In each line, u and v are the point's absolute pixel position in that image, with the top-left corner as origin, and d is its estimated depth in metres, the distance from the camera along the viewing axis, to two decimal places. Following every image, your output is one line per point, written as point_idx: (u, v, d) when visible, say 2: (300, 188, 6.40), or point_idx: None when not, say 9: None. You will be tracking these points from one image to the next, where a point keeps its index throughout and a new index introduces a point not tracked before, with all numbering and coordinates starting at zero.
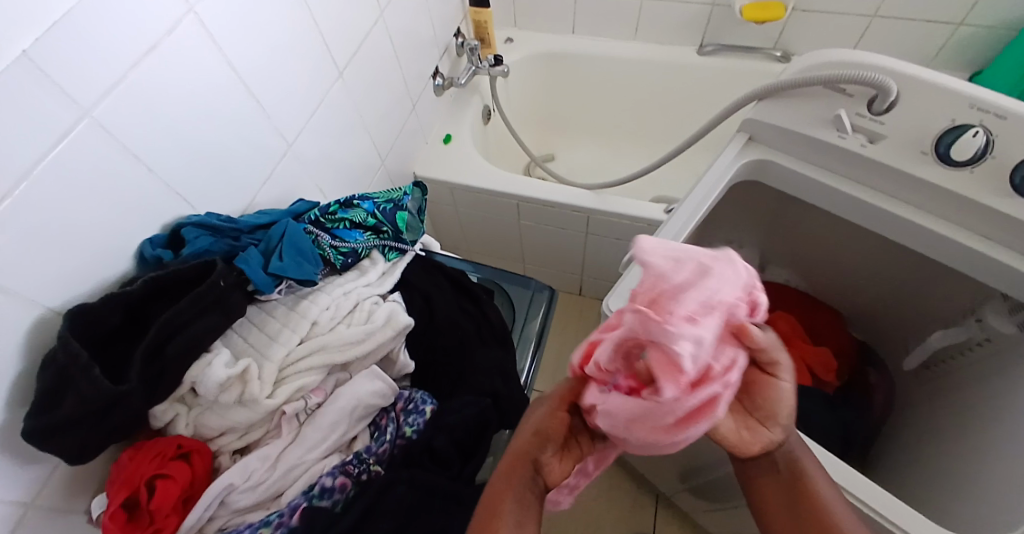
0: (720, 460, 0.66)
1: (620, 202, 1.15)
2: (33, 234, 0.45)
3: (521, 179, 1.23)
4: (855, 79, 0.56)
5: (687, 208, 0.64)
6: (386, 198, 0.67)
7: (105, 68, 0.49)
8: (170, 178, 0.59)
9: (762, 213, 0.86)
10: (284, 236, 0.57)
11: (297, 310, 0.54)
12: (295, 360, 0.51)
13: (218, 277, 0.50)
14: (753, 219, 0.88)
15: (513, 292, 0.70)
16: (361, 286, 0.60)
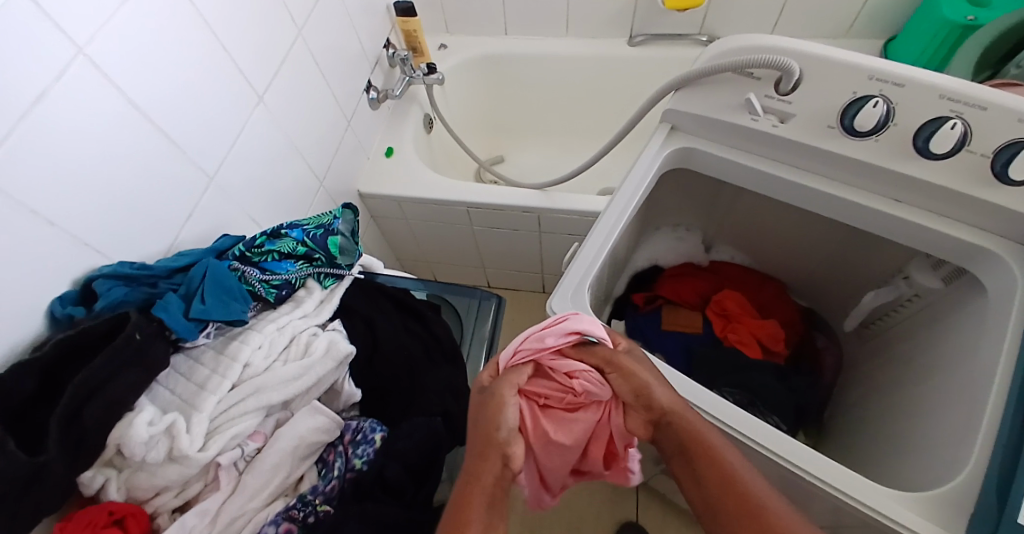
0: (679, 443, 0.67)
1: (569, 199, 1.15)
2: None
3: (468, 184, 1.21)
4: (761, 63, 0.58)
5: (621, 201, 0.65)
6: (316, 223, 0.64)
7: None
8: (79, 229, 0.56)
9: (699, 197, 0.88)
10: (205, 276, 0.55)
11: (227, 354, 0.52)
12: (228, 408, 0.49)
13: (133, 330, 0.48)
14: (692, 203, 0.90)
15: (460, 304, 0.69)
16: (296, 319, 0.58)
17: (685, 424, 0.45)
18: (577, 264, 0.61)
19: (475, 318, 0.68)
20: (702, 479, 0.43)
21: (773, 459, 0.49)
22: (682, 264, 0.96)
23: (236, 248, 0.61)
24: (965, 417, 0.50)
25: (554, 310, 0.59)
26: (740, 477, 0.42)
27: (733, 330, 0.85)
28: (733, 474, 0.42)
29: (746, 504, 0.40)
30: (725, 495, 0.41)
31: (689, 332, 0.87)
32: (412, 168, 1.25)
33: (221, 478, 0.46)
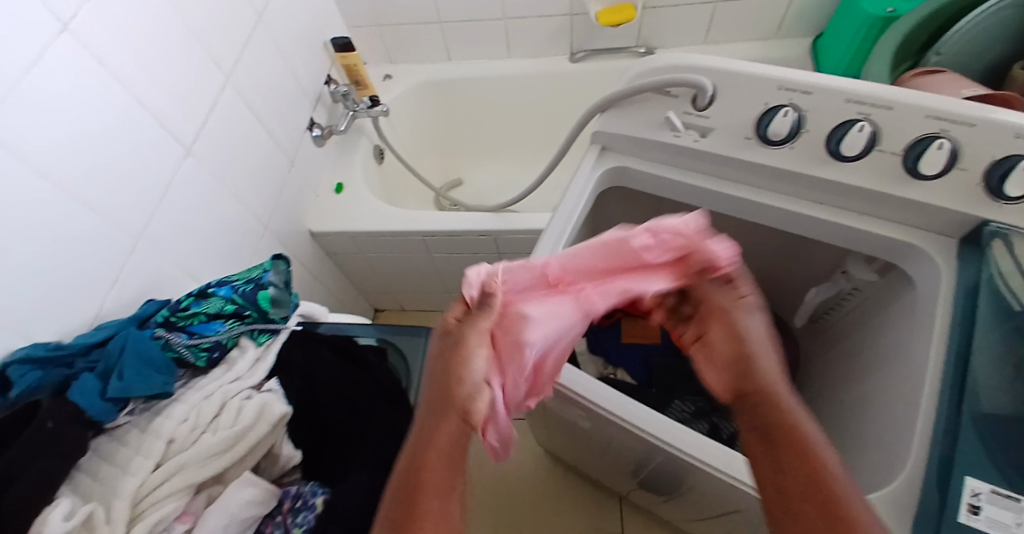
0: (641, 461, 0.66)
1: (523, 218, 1.15)
2: None
3: (420, 213, 1.20)
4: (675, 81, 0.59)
5: (557, 225, 0.64)
6: (245, 277, 0.62)
7: None
8: None
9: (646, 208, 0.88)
10: (124, 348, 0.53)
11: (149, 431, 0.49)
12: (152, 490, 0.46)
13: (43, 417, 0.44)
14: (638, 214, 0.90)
15: (404, 343, 0.66)
16: (226, 383, 0.55)
17: (782, 411, 0.41)
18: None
19: (421, 357, 0.65)
20: (776, 472, 0.38)
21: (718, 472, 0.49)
22: None
23: (160, 314, 0.58)
24: (904, 414, 0.50)
25: None
26: (830, 470, 0.37)
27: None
28: (818, 464, 0.37)
29: (830, 505, 0.35)
30: (806, 482, 0.37)
31: (647, 342, 0.87)
32: (363, 201, 1.23)
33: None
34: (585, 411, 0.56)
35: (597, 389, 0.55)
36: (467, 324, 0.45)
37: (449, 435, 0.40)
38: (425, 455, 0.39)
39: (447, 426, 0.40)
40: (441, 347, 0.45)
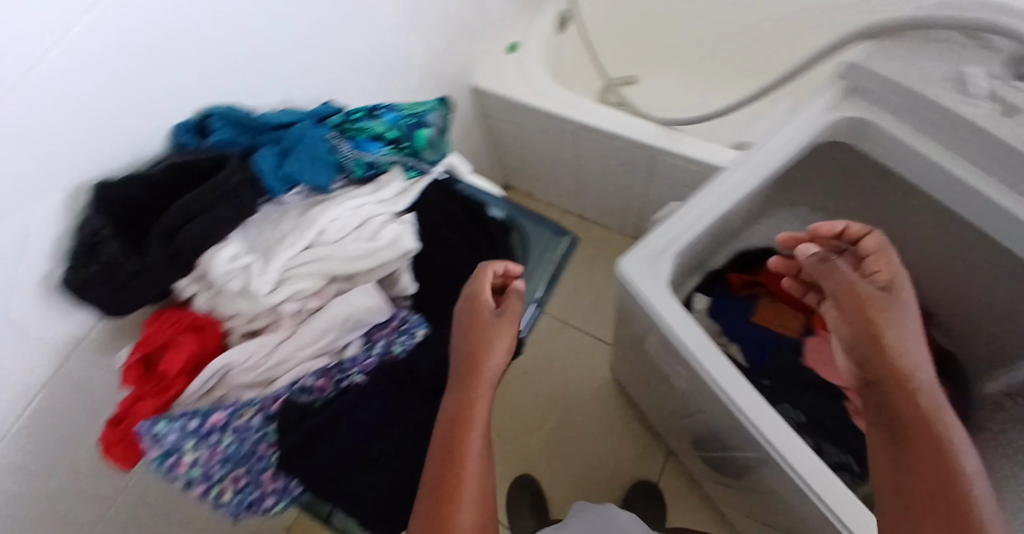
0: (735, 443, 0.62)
1: (691, 143, 1.03)
2: (33, 142, 0.42)
3: (589, 105, 1.11)
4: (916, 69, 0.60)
5: (768, 155, 0.64)
6: (411, 109, 0.62)
7: None
8: (205, 66, 0.56)
9: (854, 179, 0.76)
10: (303, 138, 0.56)
11: (307, 216, 0.54)
12: (297, 266, 0.52)
13: (233, 170, 0.50)
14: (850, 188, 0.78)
15: (532, 232, 0.64)
16: (373, 203, 0.58)
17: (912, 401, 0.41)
18: (670, 227, 0.60)
19: (544, 249, 0.64)
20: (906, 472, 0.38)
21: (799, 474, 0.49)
22: None
23: (334, 117, 0.60)
24: None
25: (627, 271, 0.59)
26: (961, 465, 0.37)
27: (836, 345, 0.74)
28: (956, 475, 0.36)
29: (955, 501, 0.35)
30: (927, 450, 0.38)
31: (785, 334, 0.78)
32: (534, 71, 1.17)
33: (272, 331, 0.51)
34: (685, 364, 0.56)
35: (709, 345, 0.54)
36: (502, 313, 0.48)
37: (476, 413, 0.41)
38: (467, 422, 0.40)
39: (484, 381, 0.43)
40: (471, 338, 0.46)
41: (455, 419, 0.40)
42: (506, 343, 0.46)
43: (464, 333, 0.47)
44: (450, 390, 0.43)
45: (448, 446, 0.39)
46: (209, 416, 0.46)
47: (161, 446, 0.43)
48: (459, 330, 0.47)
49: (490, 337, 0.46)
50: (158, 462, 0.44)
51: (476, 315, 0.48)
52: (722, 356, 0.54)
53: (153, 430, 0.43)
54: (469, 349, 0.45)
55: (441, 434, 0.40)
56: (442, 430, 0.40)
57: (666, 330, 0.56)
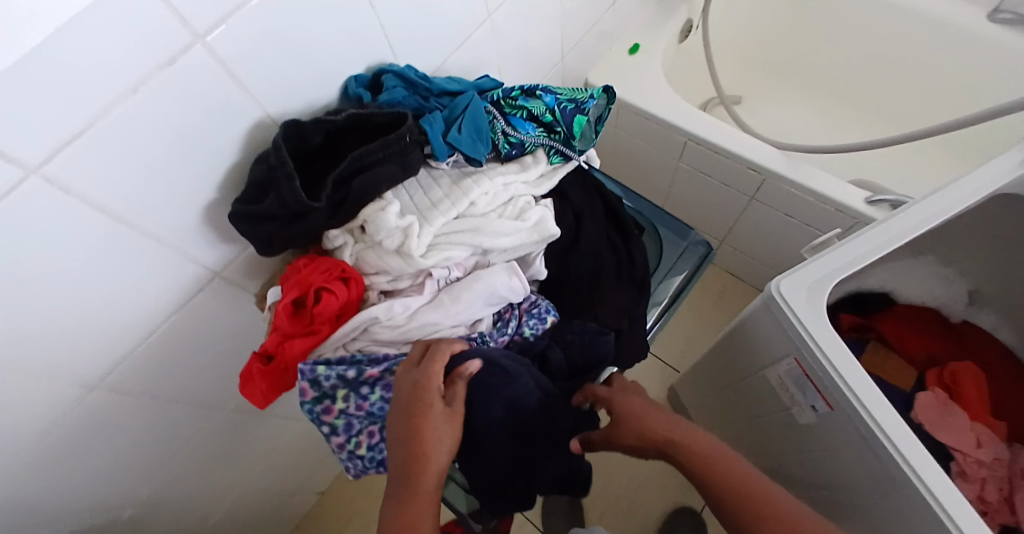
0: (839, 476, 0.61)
1: (809, 174, 0.99)
2: (240, 54, 0.47)
3: (705, 117, 1.09)
4: None
5: (945, 197, 0.62)
6: (570, 96, 0.62)
7: None
8: (388, 24, 0.59)
9: (1005, 238, 0.73)
10: (467, 109, 0.57)
11: (460, 187, 0.55)
12: (448, 232, 0.53)
13: (406, 132, 0.51)
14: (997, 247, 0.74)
15: (667, 238, 0.68)
16: (520, 183, 0.59)
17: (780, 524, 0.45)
18: (829, 258, 0.60)
19: (674, 259, 0.67)
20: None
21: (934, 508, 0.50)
22: (914, 305, 0.81)
23: (495, 92, 0.61)
24: None
25: (782, 288, 0.60)
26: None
27: (956, 406, 0.71)
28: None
29: None
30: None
31: (896, 382, 0.75)
32: (652, 75, 1.15)
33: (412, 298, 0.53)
34: (834, 393, 0.56)
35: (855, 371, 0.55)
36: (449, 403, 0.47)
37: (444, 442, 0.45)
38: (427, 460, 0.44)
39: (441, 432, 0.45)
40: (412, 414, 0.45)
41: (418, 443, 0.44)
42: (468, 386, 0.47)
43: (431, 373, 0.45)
44: (395, 419, 0.46)
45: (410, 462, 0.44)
46: (364, 371, 0.49)
47: (318, 390, 0.49)
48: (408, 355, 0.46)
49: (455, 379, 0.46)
50: (310, 406, 0.50)
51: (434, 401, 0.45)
52: (875, 388, 0.54)
53: (315, 373, 0.48)
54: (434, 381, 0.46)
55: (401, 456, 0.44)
56: (409, 418, 0.45)
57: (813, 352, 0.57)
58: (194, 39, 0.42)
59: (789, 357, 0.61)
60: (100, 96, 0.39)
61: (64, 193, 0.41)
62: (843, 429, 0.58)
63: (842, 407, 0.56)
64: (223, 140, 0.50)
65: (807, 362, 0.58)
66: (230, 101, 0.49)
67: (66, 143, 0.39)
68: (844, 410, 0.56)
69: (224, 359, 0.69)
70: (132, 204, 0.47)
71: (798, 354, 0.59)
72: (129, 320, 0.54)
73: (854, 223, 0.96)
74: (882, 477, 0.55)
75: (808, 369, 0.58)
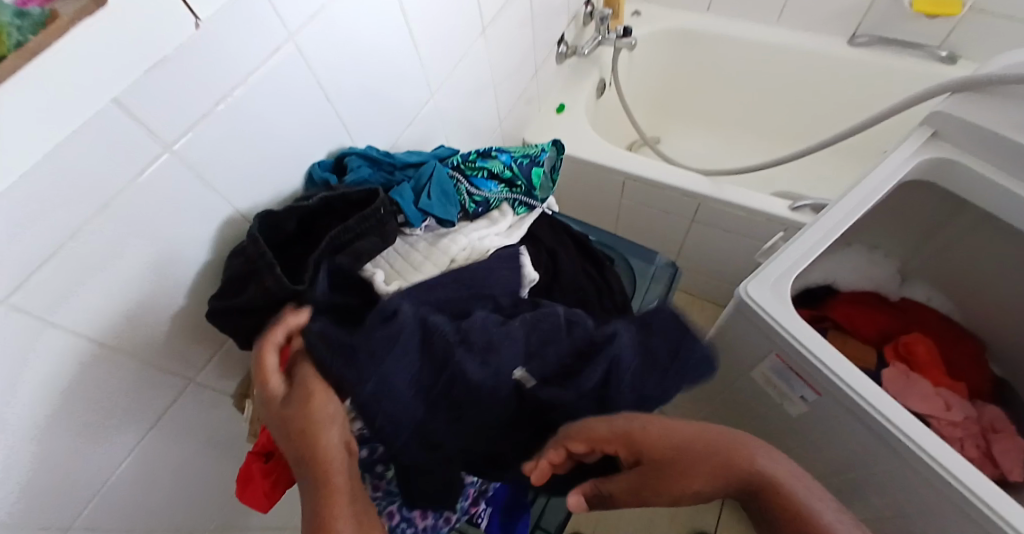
0: (848, 456, 0.64)
1: (738, 191, 1.09)
2: (207, 156, 0.47)
3: (636, 157, 1.19)
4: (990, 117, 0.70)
5: (861, 191, 0.70)
6: (523, 152, 0.67)
7: (297, 9, 0.50)
8: (343, 111, 0.62)
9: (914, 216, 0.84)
10: (432, 176, 0.61)
11: (438, 247, 0.58)
12: None
13: (380, 205, 0.53)
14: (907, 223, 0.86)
15: (638, 264, 0.73)
16: (492, 236, 0.61)
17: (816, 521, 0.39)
18: (785, 256, 0.65)
19: (649, 283, 0.71)
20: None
21: (935, 467, 0.53)
22: (858, 289, 0.89)
23: (454, 158, 0.65)
24: None
25: (751, 291, 0.63)
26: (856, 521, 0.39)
27: (918, 375, 0.77)
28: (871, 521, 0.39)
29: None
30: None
31: (862, 365, 0.80)
32: (581, 127, 1.25)
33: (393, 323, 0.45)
34: (820, 379, 0.59)
35: (833, 353, 0.59)
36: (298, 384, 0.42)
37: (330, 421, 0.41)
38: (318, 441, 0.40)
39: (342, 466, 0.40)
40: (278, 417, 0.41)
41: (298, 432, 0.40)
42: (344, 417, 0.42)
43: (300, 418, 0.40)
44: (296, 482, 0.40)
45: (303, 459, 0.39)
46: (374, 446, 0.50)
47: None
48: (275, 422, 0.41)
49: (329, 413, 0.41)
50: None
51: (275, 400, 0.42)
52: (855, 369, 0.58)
53: None
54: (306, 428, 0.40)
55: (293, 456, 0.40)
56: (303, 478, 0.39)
57: (793, 344, 0.60)
58: (164, 149, 0.43)
59: (771, 354, 0.64)
60: (72, 217, 0.39)
61: (32, 320, 0.39)
62: (837, 413, 0.60)
63: (830, 391, 0.59)
64: (196, 240, 0.50)
65: (788, 354, 0.61)
66: (202, 201, 0.49)
67: (36, 268, 0.38)
68: (833, 394, 0.59)
69: (202, 473, 0.64)
70: (104, 321, 0.45)
71: (779, 349, 0.62)
72: (99, 446, 0.49)
73: (785, 229, 1.06)
74: (881, 449, 0.58)
75: (791, 360, 0.62)
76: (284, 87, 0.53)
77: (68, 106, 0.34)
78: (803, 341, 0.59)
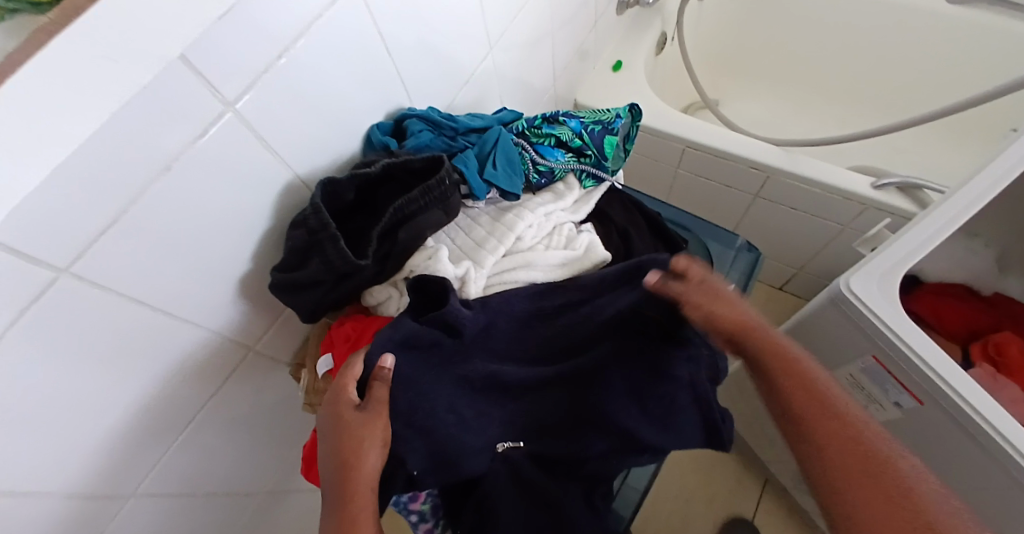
0: (933, 462, 0.60)
1: (812, 165, 1.00)
2: (268, 117, 0.44)
3: (699, 122, 1.10)
4: None
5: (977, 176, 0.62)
6: (595, 118, 0.61)
7: None
8: (402, 67, 0.57)
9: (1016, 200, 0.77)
10: (498, 143, 0.56)
11: (503, 222, 0.53)
12: (500, 272, 0.52)
13: (446, 174, 0.49)
14: (1007, 210, 0.79)
15: (713, 247, 0.68)
16: (560, 212, 0.57)
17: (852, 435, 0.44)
18: (892, 249, 0.60)
19: (724, 268, 0.67)
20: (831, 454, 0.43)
21: None
22: (948, 281, 0.81)
23: (519, 123, 0.60)
24: None
25: (850, 284, 0.59)
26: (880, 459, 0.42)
27: (1007, 377, 0.71)
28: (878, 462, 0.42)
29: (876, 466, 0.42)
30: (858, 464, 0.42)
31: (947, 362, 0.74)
32: (639, 88, 1.16)
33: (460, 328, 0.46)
34: (922, 384, 0.54)
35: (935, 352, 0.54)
36: (368, 407, 0.42)
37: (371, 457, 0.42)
38: (355, 460, 0.41)
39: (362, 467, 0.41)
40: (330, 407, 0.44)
41: (343, 447, 0.42)
42: (380, 425, 0.42)
43: (335, 418, 0.43)
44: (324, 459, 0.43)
45: (339, 473, 0.41)
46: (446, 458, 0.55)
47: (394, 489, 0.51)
48: (329, 411, 0.44)
49: (362, 420, 0.42)
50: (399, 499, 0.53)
51: (344, 410, 0.43)
52: (961, 372, 0.53)
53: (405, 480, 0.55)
54: (334, 425, 0.43)
55: (332, 461, 0.42)
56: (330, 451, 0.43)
57: (899, 347, 0.55)
58: (226, 107, 0.40)
59: (867, 355, 0.60)
60: (130, 184, 0.36)
61: (95, 289, 0.38)
62: (937, 424, 0.56)
63: (934, 400, 0.54)
64: (255, 209, 0.47)
65: (888, 356, 0.57)
66: (260, 167, 0.46)
67: (97, 237, 0.36)
68: (936, 400, 0.54)
69: (254, 437, 0.64)
70: (167, 291, 0.43)
71: (879, 351, 0.58)
72: (162, 414, 0.49)
73: (862, 209, 0.97)
74: (982, 462, 0.53)
75: (890, 365, 0.57)
76: (344, 39, 0.48)
77: (137, 61, 0.31)
78: (908, 342, 0.55)
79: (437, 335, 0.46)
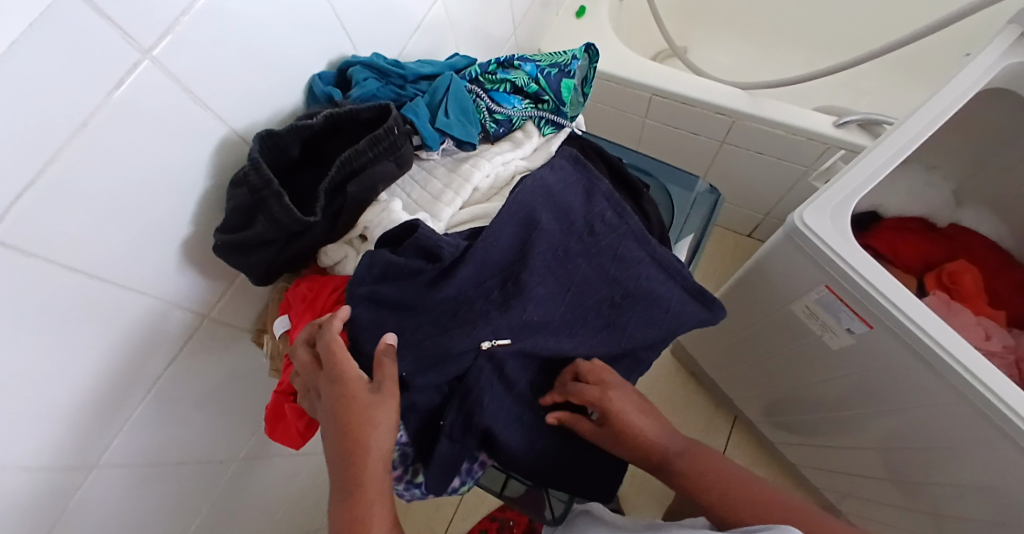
0: (888, 385, 0.62)
1: (776, 107, 1.00)
2: (195, 65, 0.41)
3: (665, 68, 1.07)
4: None
5: (933, 106, 0.63)
6: (551, 61, 0.59)
7: None
8: (342, 10, 0.53)
9: (970, 129, 0.78)
10: (449, 90, 0.54)
11: (459, 173, 0.52)
12: (458, 224, 0.51)
13: (393, 123, 0.47)
14: (963, 142, 0.81)
15: (674, 190, 0.68)
16: (518, 160, 0.56)
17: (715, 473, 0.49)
18: (847, 179, 0.61)
19: (686, 211, 0.68)
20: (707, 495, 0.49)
21: (990, 397, 0.51)
22: (906, 216, 0.83)
23: (471, 70, 0.58)
24: None
25: (806, 218, 0.60)
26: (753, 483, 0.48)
27: (959, 304, 0.74)
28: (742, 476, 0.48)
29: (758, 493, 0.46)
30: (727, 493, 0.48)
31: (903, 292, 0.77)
32: (603, 35, 1.12)
33: (442, 251, 0.46)
34: (875, 311, 0.56)
35: (890, 280, 0.56)
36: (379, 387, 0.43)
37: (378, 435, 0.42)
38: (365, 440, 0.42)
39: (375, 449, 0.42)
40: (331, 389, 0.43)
41: (353, 427, 0.42)
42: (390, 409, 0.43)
43: (342, 403, 0.42)
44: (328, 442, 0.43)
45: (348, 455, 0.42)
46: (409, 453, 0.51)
47: None
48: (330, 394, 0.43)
49: (374, 402, 0.43)
50: None
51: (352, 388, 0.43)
52: (913, 297, 0.55)
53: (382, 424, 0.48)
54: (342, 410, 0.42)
55: (338, 440, 0.42)
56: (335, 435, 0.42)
57: (851, 277, 0.57)
58: (142, 55, 0.37)
59: (821, 286, 0.61)
60: (42, 138, 0.33)
61: (21, 257, 0.35)
62: (886, 347, 0.58)
63: (884, 322, 0.56)
64: (192, 167, 0.44)
65: (841, 286, 0.59)
66: (191, 121, 0.43)
67: (14, 199, 0.33)
68: (885, 324, 0.56)
69: (223, 406, 0.63)
70: (105, 256, 0.41)
71: (833, 281, 0.59)
72: (117, 385, 0.48)
73: (825, 149, 0.98)
74: (931, 381, 0.56)
75: (842, 293, 0.59)
76: None
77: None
78: (862, 271, 0.56)
79: (416, 264, 0.46)
